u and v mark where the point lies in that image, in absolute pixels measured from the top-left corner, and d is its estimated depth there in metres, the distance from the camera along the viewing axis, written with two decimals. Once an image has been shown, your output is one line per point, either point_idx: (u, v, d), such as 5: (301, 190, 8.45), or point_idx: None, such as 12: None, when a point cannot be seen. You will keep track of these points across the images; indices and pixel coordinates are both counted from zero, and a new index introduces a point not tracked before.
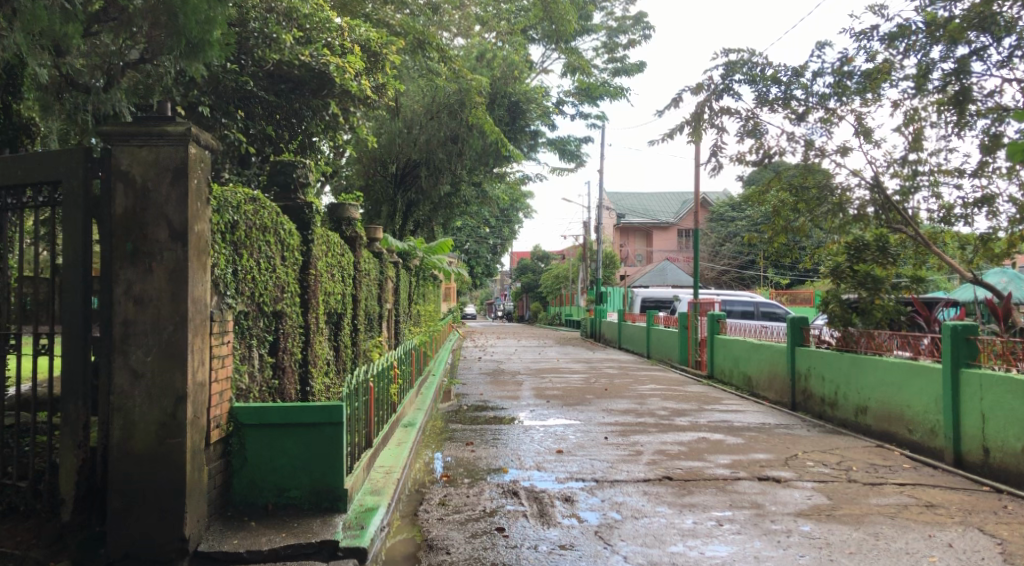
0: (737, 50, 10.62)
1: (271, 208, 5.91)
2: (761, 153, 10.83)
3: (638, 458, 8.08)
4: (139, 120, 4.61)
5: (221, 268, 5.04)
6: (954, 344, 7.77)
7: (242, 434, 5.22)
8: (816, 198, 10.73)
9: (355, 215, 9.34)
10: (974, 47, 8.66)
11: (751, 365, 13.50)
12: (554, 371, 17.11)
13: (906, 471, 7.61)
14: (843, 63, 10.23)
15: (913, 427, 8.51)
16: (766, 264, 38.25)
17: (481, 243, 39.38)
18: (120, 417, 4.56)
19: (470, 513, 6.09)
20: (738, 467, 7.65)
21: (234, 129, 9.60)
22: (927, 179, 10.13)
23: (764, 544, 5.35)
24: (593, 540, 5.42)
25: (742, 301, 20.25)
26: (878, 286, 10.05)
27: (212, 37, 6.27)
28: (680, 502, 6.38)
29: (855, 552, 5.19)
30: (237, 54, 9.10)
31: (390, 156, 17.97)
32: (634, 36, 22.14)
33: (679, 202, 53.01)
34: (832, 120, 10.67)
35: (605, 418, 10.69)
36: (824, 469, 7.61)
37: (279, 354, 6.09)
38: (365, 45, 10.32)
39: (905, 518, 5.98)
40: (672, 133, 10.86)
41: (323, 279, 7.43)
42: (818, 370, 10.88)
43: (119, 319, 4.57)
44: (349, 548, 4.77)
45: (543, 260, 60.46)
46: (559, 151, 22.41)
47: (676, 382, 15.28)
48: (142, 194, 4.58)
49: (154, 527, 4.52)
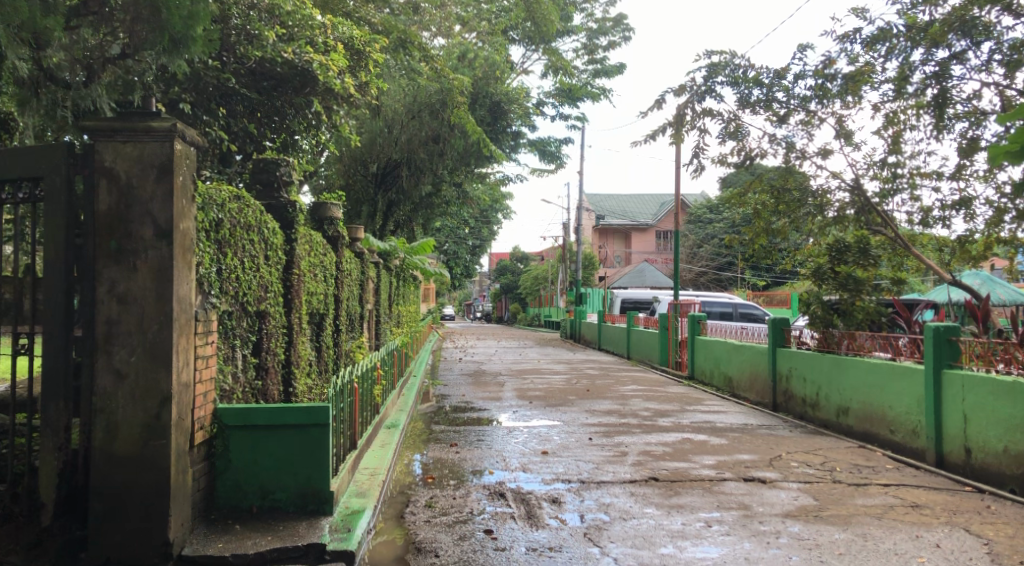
0: (720, 52, 10.66)
1: (255, 207, 5.81)
2: (743, 155, 10.87)
3: (623, 458, 8.08)
4: (124, 116, 4.51)
5: (206, 267, 4.96)
6: (937, 346, 7.84)
7: (225, 437, 5.12)
8: (797, 199, 10.77)
9: (337, 214, 9.25)
10: (954, 50, 8.75)
11: (731, 366, 13.56)
12: (536, 372, 17.10)
13: (889, 471, 7.68)
14: (825, 65, 10.30)
15: (894, 428, 8.59)
16: (744, 266, 38.59)
17: (460, 244, 39.39)
18: (103, 418, 4.45)
19: (458, 515, 6.03)
20: (724, 467, 7.68)
21: (215, 126, 9.44)
22: (907, 181, 10.21)
23: (754, 545, 5.36)
24: (583, 542, 5.40)
25: (721, 303, 20.35)
26: (859, 288, 10.07)
27: (195, 33, 6.14)
28: (668, 503, 6.38)
29: (845, 553, 5.22)
30: (219, 51, 8.98)
31: (370, 156, 17.86)
32: (614, 37, 22.19)
33: (657, 204, 53.31)
34: (812, 123, 10.75)
35: (588, 418, 10.69)
36: (808, 470, 7.66)
37: (262, 355, 5.99)
38: (348, 43, 10.23)
39: (892, 518, 6.03)
40: (655, 134, 10.87)
41: (306, 280, 7.32)
42: (800, 372, 10.95)
43: (102, 318, 4.47)
44: (337, 551, 4.71)
45: (522, 261, 60.54)
46: (540, 152, 22.38)
47: (656, 383, 15.35)
48: (127, 191, 4.48)
49: (139, 531, 4.42)
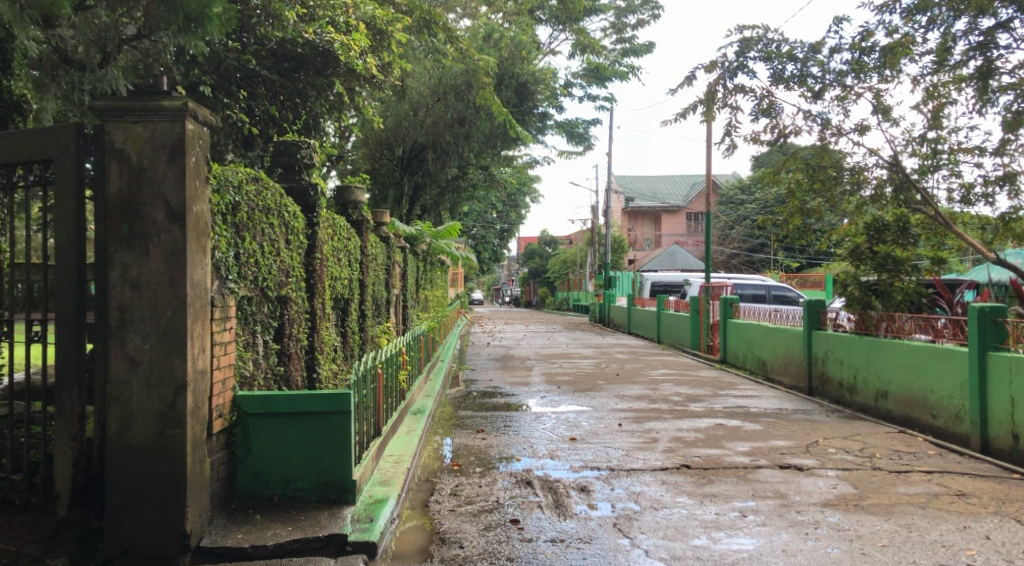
0: (752, 27, 10.26)
1: (275, 189, 5.67)
2: (776, 133, 10.47)
3: (654, 445, 7.86)
4: (134, 94, 4.36)
5: (222, 251, 4.82)
6: (981, 327, 7.53)
7: (245, 425, 5.00)
8: (833, 177, 10.02)
9: (362, 198, 9.17)
10: (1000, 19, 8.29)
11: (765, 349, 13.25)
12: (563, 357, 16.92)
13: (931, 458, 7.37)
14: (862, 38, 9.88)
15: (936, 412, 8.28)
16: (776, 247, 37.95)
17: (488, 228, 39.45)
18: (117, 407, 4.35)
19: (484, 504, 5.87)
20: (759, 454, 7.42)
21: (236, 109, 9.32)
22: (948, 157, 9.77)
23: (792, 536, 5.13)
24: (612, 533, 5.21)
25: (753, 285, 19.93)
26: (899, 268, 9.76)
27: (211, 11, 5.85)
28: (701, 491, 6.16)
29: (888, 545, 4.96)
30: (239, 32, 8.93)
31: (396, 139, 17.71)
32: (643, 15, 21.68)
33: (688, 186, 52.73)
34: (848, 98, 10.35)
35: (618, 404, 10.48)
36: (846, 456, 7.39)
37: (284, 341, 5.87)
38: (370, 22, 10.01)
39: (937, 508, 5.76)
40: (685, 113, 10.53)
41: (328, 265, 7.15)
42: (836, 354, 10.63)
43: (115, 303, 4.36)
44: (359, 543, 4.58)
45: (550, 245, 60.39)
46: (568, 134, 22.05)
47: (688, 367, 15.09)
48: (138, 172, 4.35)
49: (155, 522, 4.33)
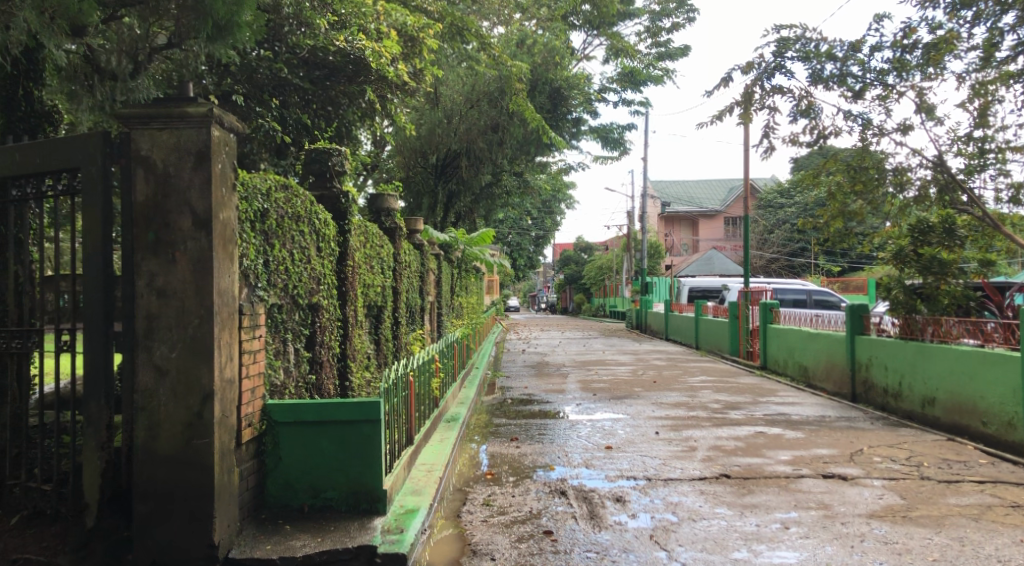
0: (789, 26, 10.02)
1: (304, 196, 5.61)
2: (816, 134, 10.18)
3: (693, 454, 7.65)
4: (160, 102, 4.34)
5: (250, 259, 4.78)
6: None
7: (275, 433, 4.95)
8: (875, 178, 9.62)
9: (395, 205, 9.13)
10: None
11: (807, 355, 12.90)
12: (601, 363, 16.73)
13: (982, 467, 7.06)
14: (904, 35, 9.58)
15: (987, 420, 7.94)
16: (818, 250, 37.25)
17: (523, 234, 39.41)
18: (144, 416, 4.33)
19: (517, 515, 5.75)
20: (801, 463, 7.18)
21: (268, 118, 9.32)
22: (995, 156, 9.41)
23: (837, 549, 4.92)
24: (648, 546, 5.04)
25: (794, 289, 19.53)
26: (944, 271, 9.44)
27: (241, 19, 5.87)
28: (740, 502, 5.96)
29: (939, 560, 4.73)
30: (271, 41, 9.00)
31: (429, 147, 17.68)
32: (678, 19, 21.44)
33: (726, 190, 52.18)
34: (891, 97, 10.03)
35: (655, 412, 10.26)
36: (893, 466, 7.11)
37: (315, 349, 5.82)
38: (402, 30, 9.97)
39: (991, 520, 5.49)
40: (722, 114, 10.31)
41: (360, 272, 7.09)
42: (880, 360, 10.31)
43: (142, 312, 4.34)
44: (388, 554, 4.48)
45: (587, 251, 60.11)
46: (602, 139, 21.91)
47: (726, 373, 14.81)
48: (164, 180, 4.33)
49: (183, 532, 4.30)
